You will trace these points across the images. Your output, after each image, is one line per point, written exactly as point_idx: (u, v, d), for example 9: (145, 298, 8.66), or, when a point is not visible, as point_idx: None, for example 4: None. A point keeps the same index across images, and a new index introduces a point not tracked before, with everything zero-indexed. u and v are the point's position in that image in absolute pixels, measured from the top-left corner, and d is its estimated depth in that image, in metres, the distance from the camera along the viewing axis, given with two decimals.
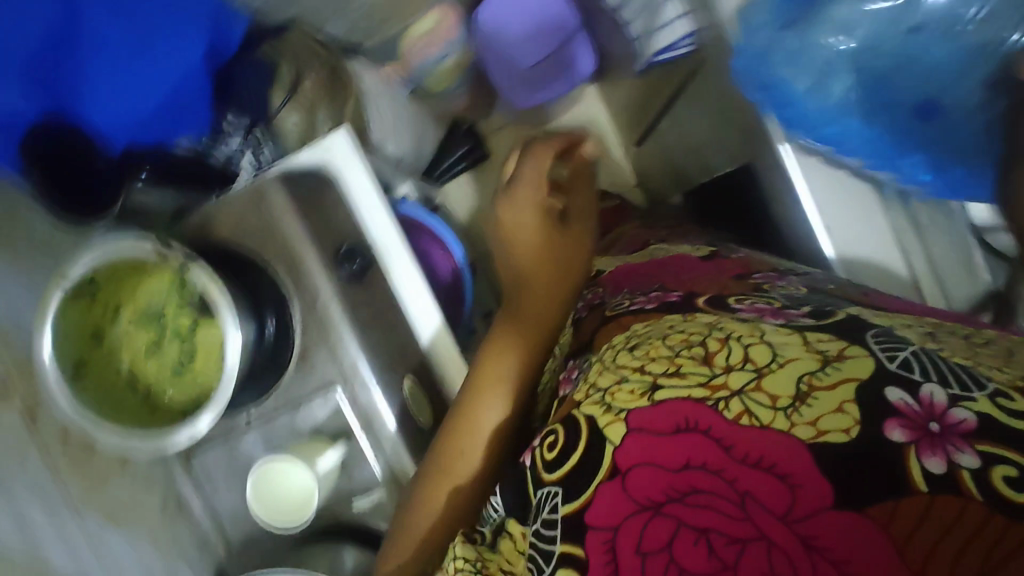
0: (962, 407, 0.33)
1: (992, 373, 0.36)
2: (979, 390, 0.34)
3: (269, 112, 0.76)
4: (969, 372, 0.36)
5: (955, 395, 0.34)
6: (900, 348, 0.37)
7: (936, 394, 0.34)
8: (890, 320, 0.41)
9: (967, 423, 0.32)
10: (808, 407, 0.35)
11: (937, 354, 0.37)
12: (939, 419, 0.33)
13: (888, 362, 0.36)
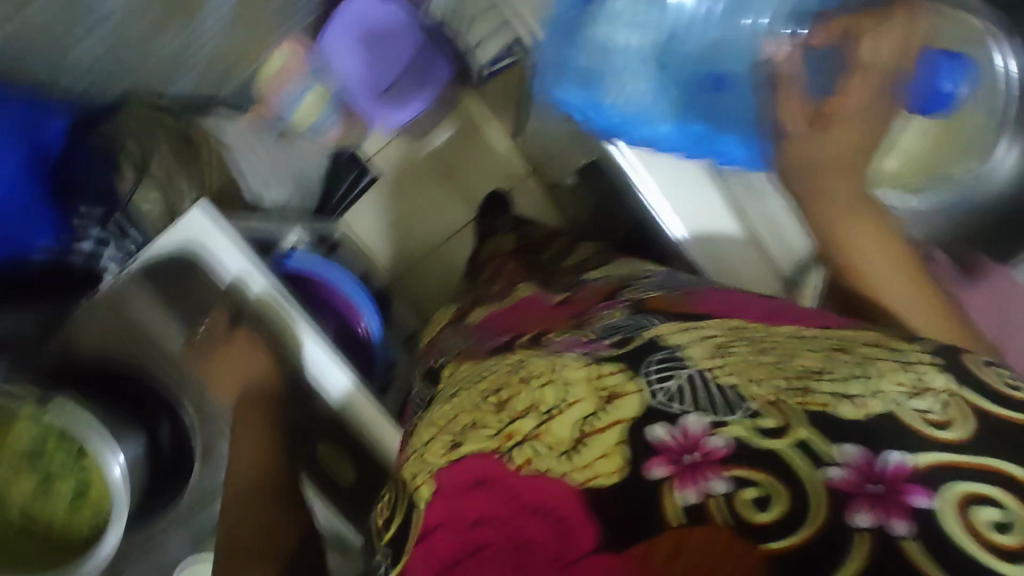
0: (721, 431, 0.34)
1: (756, 383, 0.36)
2: (735, 411, 0.35)
3: (121, 196, 0.86)
4: (717, 385, 0.36)
5: (716, 421, 0.35)
6: (677, 373, 0.38)
7: (697, 423, 0.35)
8: (684, 338, 0.41)
9: (726, 448, 0.33)
10: (578, 453, 0.37)
11: (703, 375, 0.37)
12: (700, 451, 0.34)
13: (651, 398, 0.37)
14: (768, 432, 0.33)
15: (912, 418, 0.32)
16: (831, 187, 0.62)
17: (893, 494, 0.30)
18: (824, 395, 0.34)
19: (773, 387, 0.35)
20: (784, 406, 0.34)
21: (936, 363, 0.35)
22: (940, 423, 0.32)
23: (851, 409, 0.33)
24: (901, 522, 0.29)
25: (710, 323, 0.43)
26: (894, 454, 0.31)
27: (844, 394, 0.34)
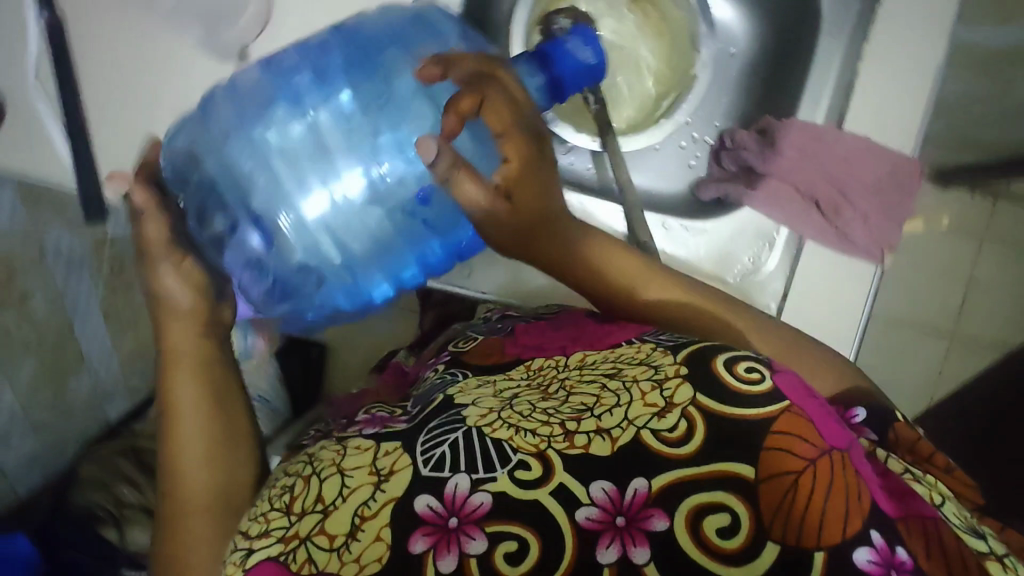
0: (481, 490, 0.40)
1: (527, 434, 0.42)
2: (503, 465, 0.41)
3: None
4: (490, 437, 0.43)
5: (478, 481, 0.40)
6: (446, 438, 0.44)
7: (462, 486, 0.40)
8: (474, 397, 0.48)
9: (484, 506, 0.39)
10: (354, 542, 0.39)
11: (476, 429, 0.44)
12: (461, 514, 0.39)
13: (421, 468, 0.42)
14: (529, 471, 0.40)
15: (642, 415, 0.42)
16: (597, 264, 0.59)
17: (630, 526, 0.37)
18: (576, 410, 0.44)
19: (551, 418, 0.43)
20: (547, 443, 0.41)
21: (681, 375, 0.43)
22: (673, 422, 0.41)
23: (598, 421, 0.42)
24: (662, 521, 0.37)
25: (505, 375, 0.52)
26: (640, 482, 0.39)
27: (628, 422, 0.42)
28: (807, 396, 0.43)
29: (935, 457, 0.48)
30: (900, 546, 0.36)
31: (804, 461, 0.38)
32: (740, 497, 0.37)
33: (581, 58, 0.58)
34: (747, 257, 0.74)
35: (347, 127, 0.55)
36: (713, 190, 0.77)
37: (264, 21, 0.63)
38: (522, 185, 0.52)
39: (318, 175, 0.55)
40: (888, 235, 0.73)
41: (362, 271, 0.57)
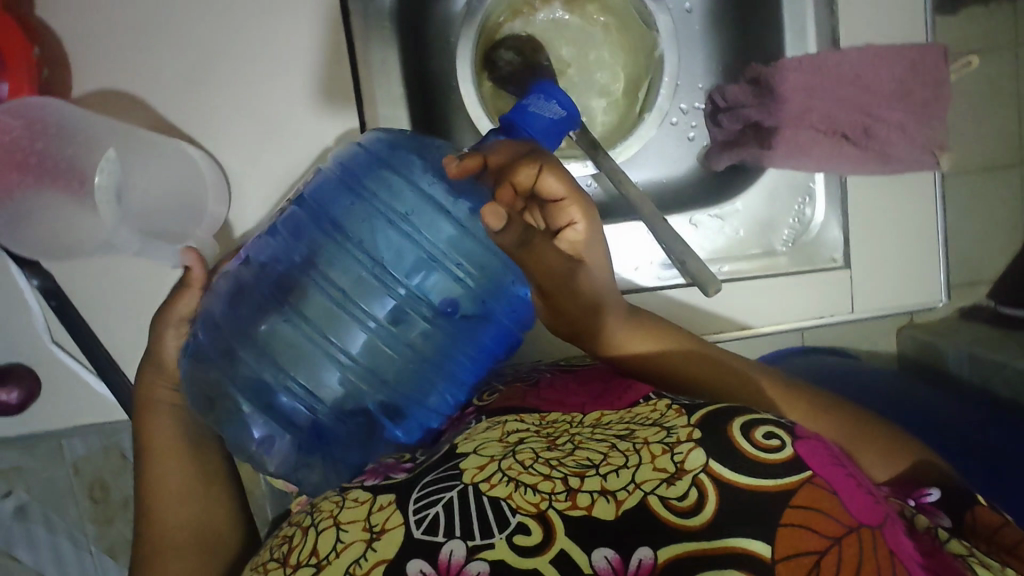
0: (478, 559, 0.39)
1: (527, 491, 0.41)
2: (501, 530, 0.40)
3: None
4: (486, 495, 0.42)
5: (475, 547, 0.40)
6: (440, 497, 0.43)
7: (456, 552, 0.40)
8: (475, 445, 0.47)
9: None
10: None
11: (473, 488, 0.42)
12: None
13: (413, 529, 0.41)
14: (530, 536, 0.40)
15: (650, 479, 0.41)
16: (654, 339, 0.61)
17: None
18: (581, 465, 0.42)
19: (553, 471, 0.42)
20: (547, 501, 0.41)
21: (694, 439, 0.42)
22: (682, 491, 0.40)
23: (603, 482, 0.41)
24: None
25: (512, 417, 0.50)
26: (645, 551, 0.38)
27: (635, 485, 0.41)
28: (834, 467, 0.42)
29: (1020, 547, 0.46)
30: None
31: (826, 539, 0.38)
32: (751, 573, 0.37)
33: (547, 117, 0.53)
34: (789, 220, 0.71)
35: (391, 251, 0.57)
36: (727, 158, 0.71)
37: (227, 192, 0.63)
38: (588, 247, 0.56)
39: (334, 330, 0.57)
40: (931, 132, 0.66)
41: (398, 412, 0.58)
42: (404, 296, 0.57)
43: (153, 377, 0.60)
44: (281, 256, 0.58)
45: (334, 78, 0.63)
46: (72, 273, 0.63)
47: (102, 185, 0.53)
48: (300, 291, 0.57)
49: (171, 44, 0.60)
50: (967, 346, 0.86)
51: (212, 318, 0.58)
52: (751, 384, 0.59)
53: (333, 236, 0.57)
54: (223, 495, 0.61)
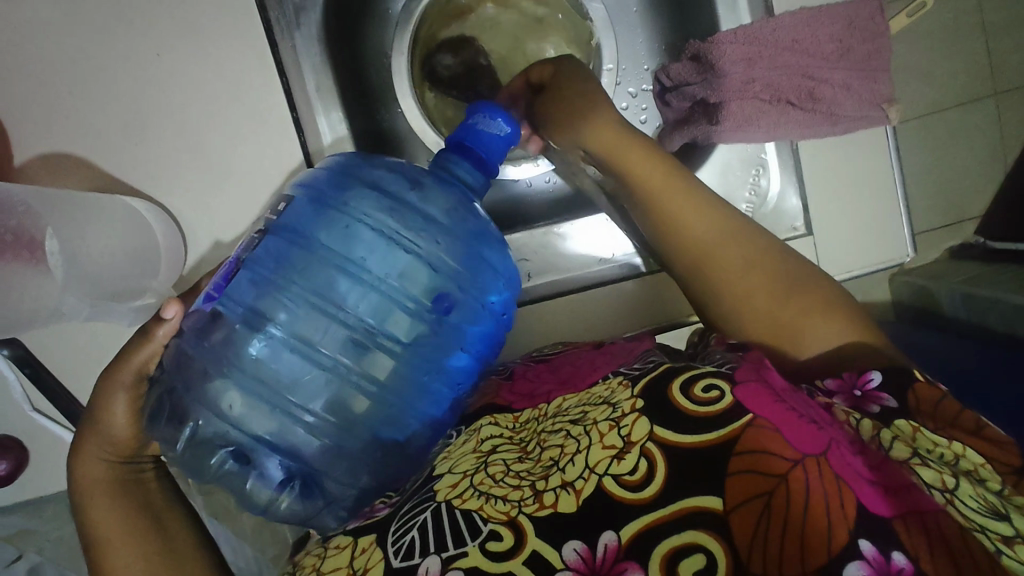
0: (453, 568, 0.37)
1: (497, 502, 0.39)
2: (474, 538, 0.38)
3: None
4: (460, 509, 0.39)
5: (449, 557, 0.37)
6: (415, 521, 0.41)
7: (433, 567, 0.37)
8: (450, 464, 0.45)
9: None
10: None
11: (445, 504, 0.40)
12: None
13: (392, 560, 0.39)
14: (503, 542, 0.37)
15: (601, 459, 0.38)
16: (701, 235, 0.58)
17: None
18: (545, 467, 0.41)
19: (523, 481, 0.40)
20: (517, 509, 0.38)
21: (638, 410, 0.40)
22: (632, 464, 0.37)
23: (562, 475, 0.39)
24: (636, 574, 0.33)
25: (486, 421, 0.49)
26: (609, 535, 0.35)
27: (590, 470, 0.38)
28: (774, 403, 0.38)
29: (963, 418, 0.41)
30: (896, 552, 0.31)
31: (773, 479, 0.34)
32: (711, 530, 0.34)
33: (495, 133, 0.55)
34: (746, 194, 0.70)
35: (346, 277, 0.53)
36: (679, 138, 0.70)
37: (182, 242, 0.63)
38: (652, 181, 0.60)
39: (323, 348, 0.52)
40: (878, 87, 0.64)
41: (387, 439, 0.53)
42: (369, 318, 0.53)
43: (91, 447, 0.51)
44: (257, 277, 0.52)
45: (269, 108, 0.63)
46: (45, 341, 0.63)
47: (51, 251, 0.53)
48: (248, 349, 0.51)
49: (99, 100, 0.60)
50: (962, 285, 0.82)
51: (183, 355, 0.52)
52: (803, 309, 0.54)
53: (279, 280, 0.52)
54: (193, 563, 0.48)
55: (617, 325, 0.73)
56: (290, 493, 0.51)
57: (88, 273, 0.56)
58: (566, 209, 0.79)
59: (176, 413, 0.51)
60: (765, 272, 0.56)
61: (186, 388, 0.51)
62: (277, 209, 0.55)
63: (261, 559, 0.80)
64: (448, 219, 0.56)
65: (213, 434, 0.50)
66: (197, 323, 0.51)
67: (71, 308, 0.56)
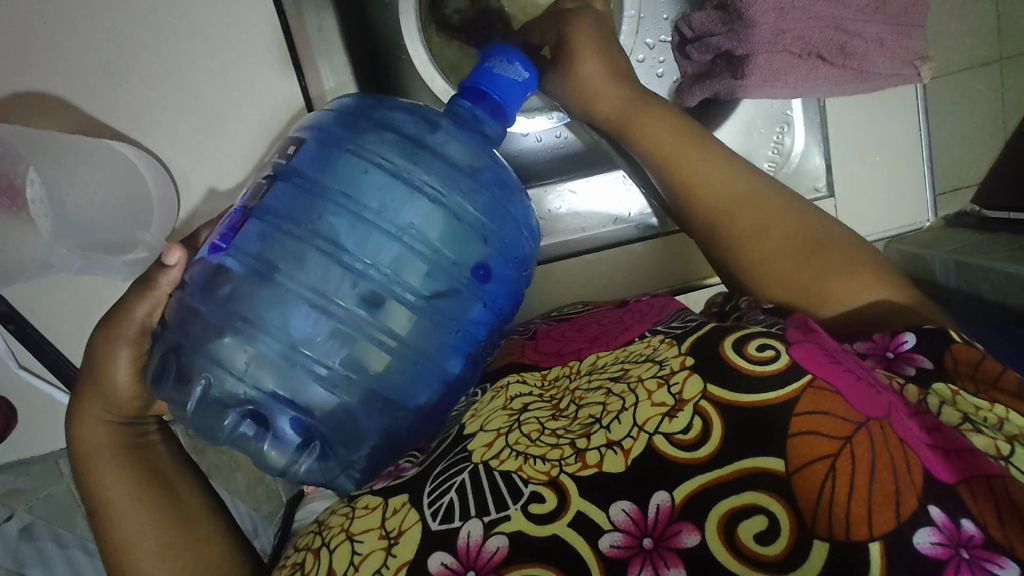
0: (496, 534, 0.36)
1: (536, 462, 0.39)
2: (516, 501, 0.37)
3: None
4: (498, 471, 0.39)
5: (492, 521, 0.37)
6: (452, 482, 0.40)
7: (474, 532, 0.37)
8: (482, 422, 0.44)
9: (501, 550, 0.36)
10: None
11: (483, 466, 0.40)
12: (477, 565, 0.36)
13: (430, 522, 0.38)
14: (545, 503, 0.37)
15: (651, 417, 0.38)
16: (715, 193, 0.58)
17: (659, 547, 0.34)
18: (585, 425, 0.40)
19: (562, 439, 0.40)
20: (559, 468, 0.38)
21: (688, 366, 0.40)
22: (686, 422, 0.37)
23: (608, 434, 0.39)
24: (693, 536, 0.34)
25: (515, 379, 0.49)
26: (662, 496, 0.35)
27: (638, 429, 0.38)
28: (833, 366, 0.38)
29: (1007, 378, 0.40)
30: (964, 519, 0.32)
31: (838, 440, 0.35)
32: (774, 493, 0.34)
33: (512, 78, 0.53)
34: (768, 152, 0.69)
35: (362, 228, 0.50)
36: (699, 93, 0.67)
37: (175, 191, 0.59)
38: (675, 141, 0.60)
39: (339, 301, 0.50)
40: (911, 43, 0.62)
41: (405, 394, 0.52)
42: (386, 271, 0.51)
43: (92, 405, 0.49)
44: (266, 226, 0.49)
45: (270, 44, 0.58)
46: (29, 294, 0.59)
47: (33, 199, 0.52)
48: (256, 301, 0.48)
49: (83, 33, 0.54)
50: (956, 253, 0.81)
51: (186, 310, 0.49)
52: (827, 268, 0.53)
53: (289, 229, 0.49)
54: (209, 527, 0.48)
55: (631, 286, 0.72)
56: (310, 452, 0.49)
57: (77, 224, 0.54)
58: (579, 166, 0.76)
59: (184, 373, 0.48)
60: (779, 229, 0.55)
61: (192, 345, 0.49)
62: (286, 152, 0.51)
63: (256, 516, 0.81)
64: (468, 167, 0.54)
65: (225, 393, 0.48)
66: (205, 270, 0.49)
67: (60, 262, 0.54)
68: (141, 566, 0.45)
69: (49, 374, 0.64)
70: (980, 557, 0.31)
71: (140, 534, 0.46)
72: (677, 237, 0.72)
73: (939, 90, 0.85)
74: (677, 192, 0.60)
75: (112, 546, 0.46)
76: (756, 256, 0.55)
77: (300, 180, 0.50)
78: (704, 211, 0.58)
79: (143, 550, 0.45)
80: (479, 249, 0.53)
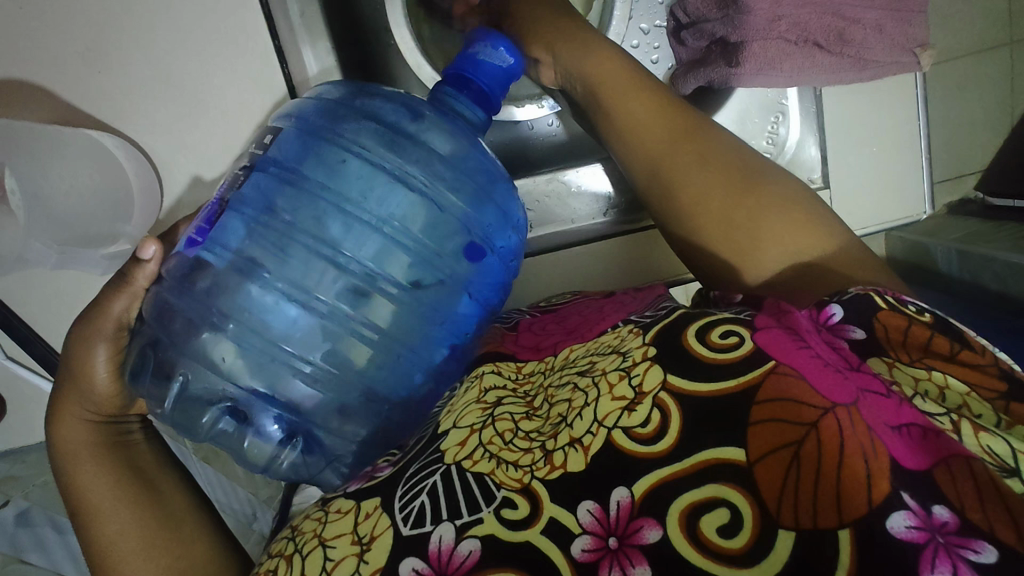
0: (469, 537, 0.36)
1: (509, 468, 0.39)
2: (488, 504, 0.37)
3: None
4: (471, 473, 0.39)
5: (463, 525, 0.37)
6: (424, 485, 0.40)
7: (445, 536, 0.37)
8: (455, 419, 0.44)
9: (473, 555, 0.35)
10: None
11: (456, 467, 0.40)
12: (449, 569, 0.35)
13: (402, 528, 0.38)
14: (518, 510, 0.37)
15: (611, 412, 0.38)
16: (675, 159, 0.56)
17: (623, 545, 0.33)
18: (554, 425, 0.40)
19: (534, 443, 0.40)
20: (530, 474, 0.38)
21: (650, 358, 0.40)
22: (644, 416, 0.37)
23: (571, 432, 0.38)
24: (654, 531, 0.33)
25: (490, 370, 0.49)
26: (621, 491, 0.35)
27: (598, 424, 0.38)
28: (799, 351, 0.37)
29: (937, 341, 0.39)
30: (937, 505, 0.30)
31: (803, 427, 0.34)
32: (735, 484, 0.33)
33: (496, 64, 0.52)
34: (762, 142, 0.67)
35: (344, 218, 0.50)
36: (692, 82, 0.66)
37: (158, 183, 0.58)
38: (645, 115, 0.58)
39: (322, 292, 0.49)
40: (911, 30, 0.60)
41: (389, 389, 0.52)
42: (370, 263, 0.50)
43: (71, 404, 0.49)
44: (245, 219, 0.48)
45: (252, 29, 0.56)
46: (16, 286, 0.59)
47: (12, 191, 0.54)
48: (236, 295, 0.48)
49: (58, 19, 0.53)
50: (958, 241, 0.80)
51: (165, 305, 0.48)
52: (757, 200, 0.52)
53: (269, 222, 0.49)
54: (194, 525, 0.49)
55: (603, 282, 0.70)
56: (292, 448, 0.48)
57: (60, 220, 0.56)
58: (569, 157, 0.75)
59: (162, 369, 0.48)
60: (715, 166, 0.55)
61: (171, 340, 0.48)
62: (263, 142, 0.51)
63: (256, 501, 0.81)
64: (452, 156, 0.53)
65: (205, 391, 0.47)
66: (180, 265, 0.48)
67: (36, 255, 0.57)
68: (126, 565, 0.45)
69: (36, 364, 0.64)
70: (954, 544, 0.29)
71: (122, 535, 0.46)
72: (650, 232, 0.71)
73: (943, 75, 0.83)
74: (643, 167, 0.58)
75: (93, 546, 0.46)
76: (687, 191, 0.55)
77: (279, 170, 0.49)
78: (643, 162, 0.58)
79: (125, 549, 0.45)
80: (464, 240, 0.52)
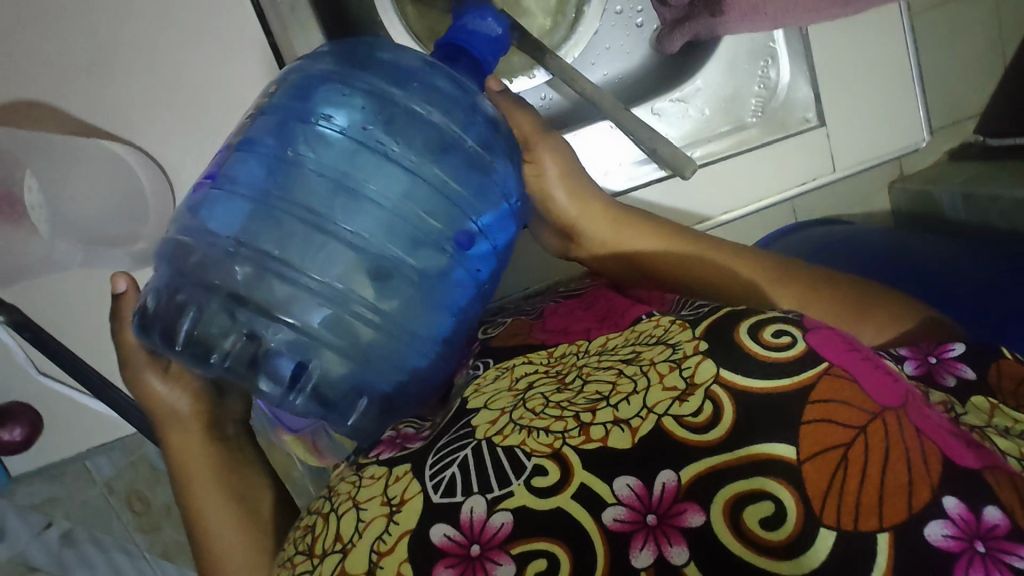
0: (501, 509, 0.34)
1: (540, 434, 0.36)
2: (518, 476, 0.35)
3: None
4: (501, 448, 0.36)
5: (496, 497, 0.34)
6: (454, 457, 0.37)
7: (478, 508, 0.34)
8: (487, 397, 0.42)
9: (507, 526, 0.33)
10: None
11: (486, 443, 0.37)
12: (483, 539, 0.33)
13: (431, 495, 0.36)
14: (549, 476, 0.34)
15: (661, 400, 0.36)
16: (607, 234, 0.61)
17: (663, 523, 0.32)
18: (591, 399, 0.37)
19: (566, 411, 0.37)
20: (561, 440, 0.35)
21: (701, 351, 0.37)
22: (696, 406, 0.35)
23: (615, 411, 0.36)
24: (698, 515, 0.32)
25: (520, 360, 0.46)
26: (668, 474, 0.33)
27: (647, 410, 0.36)
28: (849, 353, 0.36)
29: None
30: (989, 507, 0.31)
31: (851, 429, 0.33)
32: (783, 479, 0.32)
33: (490, 33, 0.54)
34: (755, 86, 0.69)
35: (350, 156, 0.52)
36: (680, 37, 0.68)
37: (167, 184, 0.60)
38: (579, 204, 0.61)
39: (333, 228, 0.51)
40: None
41: (403, 330, 0.52)
42: (378, 198, 0.52)
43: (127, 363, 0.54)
44: (256, 159, 0.51)
45: (250, 30, 0.58)
46: (44, 303, 0.60)
47: (32, 206, 0.58)
48: (248, 228, 0.49)
49: (60, 31, 0.54)
50: (963, 184, 0.80)
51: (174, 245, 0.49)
52: (704, 273, 0.58)
53: (280, 158, 0.51)
54: None
55: None
56: (318, 378, 0.49)
57: (82, 223, 0.59)
58: (570, 119, 0.75)
59: (173, 305, 0.48)
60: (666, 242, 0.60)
61: (180, 281, 0.48)
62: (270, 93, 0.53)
63: None
64: (453, 98, 0.54)
65: (215, 328, 0.47)
66: (193, 200, 0.50)
67: (63, 256, 0.59)
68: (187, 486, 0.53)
69: (69, 378, 0.65)
70: (998, 550, 0.30)
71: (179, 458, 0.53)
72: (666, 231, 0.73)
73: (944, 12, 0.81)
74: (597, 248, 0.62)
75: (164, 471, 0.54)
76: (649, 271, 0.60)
77: (287, 107, 0.52)
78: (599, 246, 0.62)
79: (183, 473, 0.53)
80: (470, 180, 0.55)
